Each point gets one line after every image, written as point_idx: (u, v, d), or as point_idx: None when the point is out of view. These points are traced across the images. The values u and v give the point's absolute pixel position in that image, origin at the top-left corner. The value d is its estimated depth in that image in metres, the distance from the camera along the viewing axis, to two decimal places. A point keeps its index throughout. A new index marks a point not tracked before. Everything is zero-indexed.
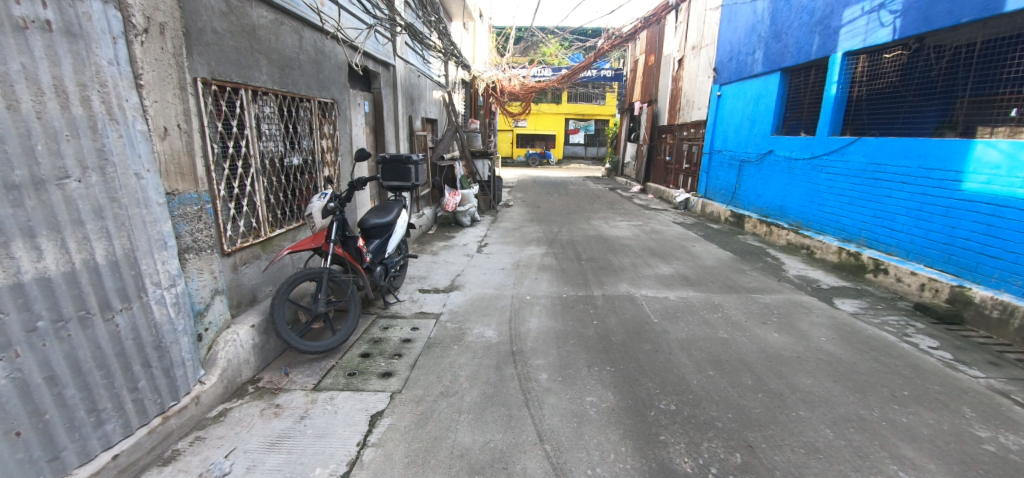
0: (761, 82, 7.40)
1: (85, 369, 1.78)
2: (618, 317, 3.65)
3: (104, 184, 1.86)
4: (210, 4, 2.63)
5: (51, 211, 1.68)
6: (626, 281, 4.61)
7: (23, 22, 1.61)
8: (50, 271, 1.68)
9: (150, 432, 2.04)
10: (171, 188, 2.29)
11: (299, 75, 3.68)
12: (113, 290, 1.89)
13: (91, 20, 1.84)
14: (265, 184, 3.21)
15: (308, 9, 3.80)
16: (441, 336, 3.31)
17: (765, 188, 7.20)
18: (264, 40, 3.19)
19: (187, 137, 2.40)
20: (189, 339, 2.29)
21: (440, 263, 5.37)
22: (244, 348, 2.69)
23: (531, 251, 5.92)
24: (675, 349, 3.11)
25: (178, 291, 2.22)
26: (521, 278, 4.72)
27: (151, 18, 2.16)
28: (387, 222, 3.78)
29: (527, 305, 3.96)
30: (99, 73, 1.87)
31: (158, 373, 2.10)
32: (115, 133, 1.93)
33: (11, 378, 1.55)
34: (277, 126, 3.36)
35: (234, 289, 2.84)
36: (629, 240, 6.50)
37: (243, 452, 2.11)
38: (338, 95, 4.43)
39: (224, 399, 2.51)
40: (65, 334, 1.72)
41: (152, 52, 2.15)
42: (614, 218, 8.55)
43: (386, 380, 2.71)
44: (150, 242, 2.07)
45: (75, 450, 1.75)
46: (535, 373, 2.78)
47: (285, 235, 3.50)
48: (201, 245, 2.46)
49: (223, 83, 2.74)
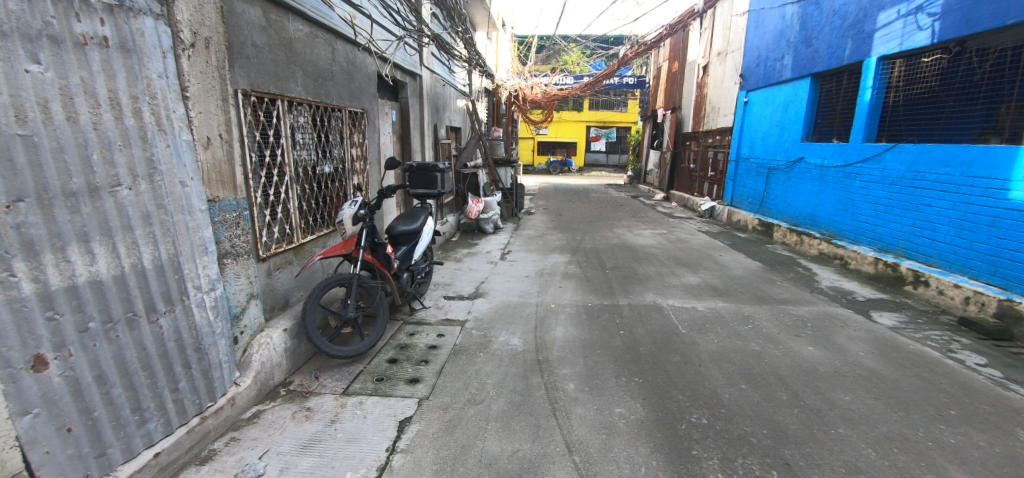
0: (791, 88, 7.21)
1: (131, 368, 1.86)
2: (645, 327, 3.59)
3: (152, 191, 1.95)
4: (250, 19, 2.75)
5: (105, 217, 1.76)
6: (652, 290, 4.54)
7: (83, 39, 1.71)
8: (103, 274, 1.76)
9: (189, 431, 2.10)
10: (212, 196, 2.37)
11: (332, 86, 3.79)
12: (158, 293, 1.98)
13: (143, 37, 1.95)
14: (298, 192, 3.30)
15: (340, 22, 3.92)
16: (466, 344, 3.32)
17: (795, 196, 7.00)
18: (300, 53, 3.30)
19: (227, 146, 2.49)
20: (226, 342, 2.36)
21: (464, 270, 5.40)
22: (277, 351, 2.76)
23: (554, 259, 5.90)
24: (705, 361, 3.03)
25: (216, 295, 2.30)
26: (545, 286, 4.70)
27: (197, 34, 2.26)
28: (415, 229, 3.82)
29: (553, 313, 3.94)
30: (149, 86, 1.96)
31: (197, 374, 2.18)
32: (163, 144, 2.02)
33: (65, 376, 1.63)
34: (310, 135, 3.46)
35: (268, 294, 2.92)
36: (654, 249, 6.40)
37: (276, 454, 2.15)
38: (368, 105, 4.53)
39: (258, 401, 2.57)
40: (114, 335, 1.79)
41: (198, 65, 2.26)
42: (638, 226, 8.44)
43: (413, 386, 2.73)
44: (193, 248, 2.15)
45: (121, 448, 1.82)
46: (563, 382, 2.76)
47: (316, 241, 3.58)
48: (238, 251, 2.54)
49: (261, 94, 2.84)
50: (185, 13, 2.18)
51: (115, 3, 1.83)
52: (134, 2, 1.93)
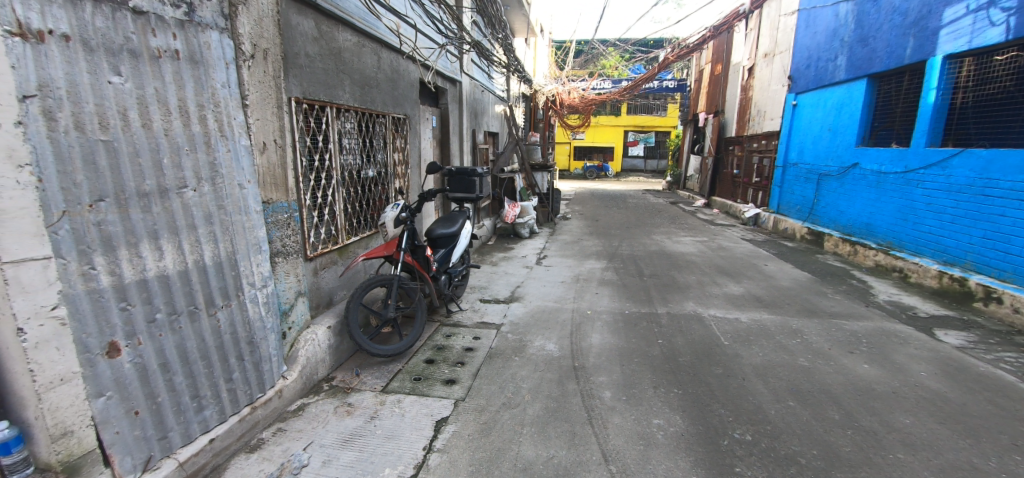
0: (845, 90, 6.85)
1: (192, 358, 1.99)
2: (685, 337, 3.49)
3: (214, 193, 2.09)
4: (304, 31, 2.90)
5: (172, 216, 1.90)
6: (693, 299, 4.41)
7: (158, 52, 1.86)
8: (169, 269, 1.90)
9: (240, 420, 2.22)
10: (267, 198, 2.51)
11: (377, 93, 3.93)
12: (217, 288, 2.11)
13: (209, 49, 2.10)
14: (344, 195, 3.43)
15: (386, 31, 4.07)
16: (502, 347, 3.34)
17: (848, 204, 6.63)
18: (348, 61, 3.44)
19: (281, 151, 2.63)
20: (275, 337, 2.49)
21: (500, 274, 5.43)
22: (321, 347, 2.87)
23: (590, 265, 5.84)
24: (749, 375, 2.92)
25: (268, 291, 2.43)
26: (581, 292, 4.66)
27: (257, 46, 2.41)
28: (453, 232, 3.87)
29: (589, 319, 3.90)
30: (213, 95, 2.11)
31: (249, 366, 2.30)
32: (225, 149, 2.17)
33: (135, 363, 1.76)
34: (355, 140, 3.59)
35: (314, 292, 3.05)
36: (695, 257, 6.22)
37: (320, 447, 2.24)
38: (410, 111, 4.66)
39: (303, 395, 2.69)
40: (177, 326, 1.93)
41: (257, 75, 2.40)
42: (677, 233, 8.23)
43: (450, 387, 2.77)
44: (248, 246, 2.29)
45: (180, 432, 1.95)
46: (599, 390, 2.73)
47: (360, 242, 3.70)
48: (288, 250, 2.66)
49: (313, 102, 2.99)
50: (247, 27, 2.33)
51: (186, 19, 1.98)
52: (202, 17, 2.08)
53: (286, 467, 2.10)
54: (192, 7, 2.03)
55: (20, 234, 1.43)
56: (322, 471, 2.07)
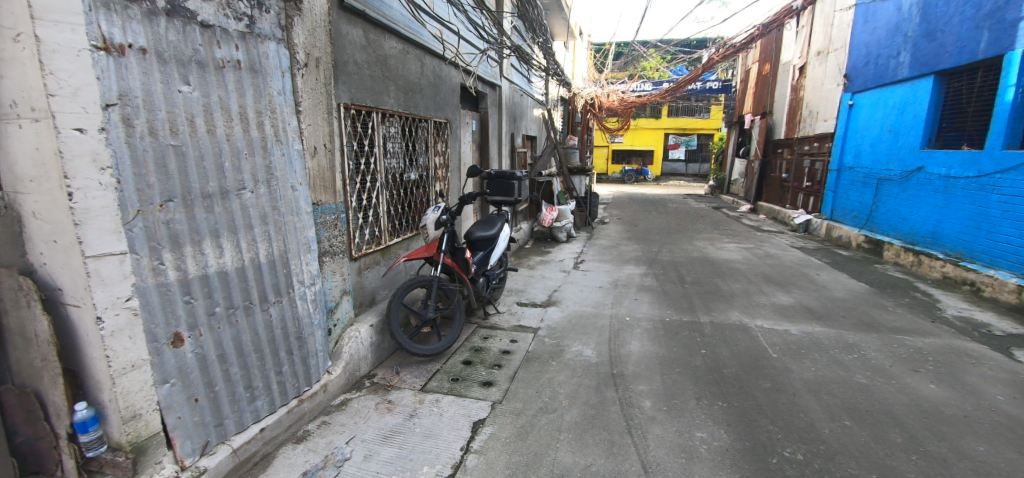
0: (909, 88, 6.41)
1: (246, 350, 2.11)
2: (730, 348, 3.36)
3: (269, 195, 2.21)
4: (353, 39, 3.01)
5: (231, 216, 2.03)
6: (738, 308, 4.24)
7: (222, 63, 1.99)
8: (228, 266, 2.01)
9: (288, 411, 2.33)
10: (317, 199, 2.62)
11: (420, 98, 4.02)
12: (270, 285, 2.23)
13: (267, 59, 2.22)
14: (387, 197, 3.53)
15: (429, 38, 4.17)
16: (539, 351, 3.33)
17: (912, 211, 6.19)
18: (393, 68, 3.55)
19: (330, 155, 2.74)
20: (321, 333, 2.59)
21: (537, 277, 5.42)
22: (364, 344, 2.96)
23: (629, 270, 5.73)
24: (801, 390, 2.77)
25: (315, 289, 2.54)
26: (619, 298, 4.58)
27: (310, 54, 2.53)
28: (492, 235, 3.89)
29: (628, 326, 3.82)
30: (270, 102, 2.24)
31: (297, 360, 2.41)
32: (279, 153, 2.29)
33: (196, 353, 1.88)
34: (399, 145, 3.69)
35: (358, 291, 3.15)
36: (740, 265, 5.97)
37: (362, 441, 2.31)
38: (451, 115, 4.74)
39: (346, 390, 2.78)
40: (234, 319, 2.04)
41: (310, 82, 2.52)
42: (721, 239, 7.95)
43: (487, 389, 2.79)
44: (299, 246, 2.41)
45: (235, 420, 2.06)
46: (638, 399, 2.67)
47: (402, 243, 3.80)
48: (334, 250, 2.77)
49: (360, 107, 3.10)
50: (301, 37, 2.45)
51: (247, 31, 2.11)
52: (261, 29, 2.21)
53: (330, 459, 2.17)
54: (253, 20, 2.16)
55: (101, 231, 1.56)
56: (364, 465, 2.13)
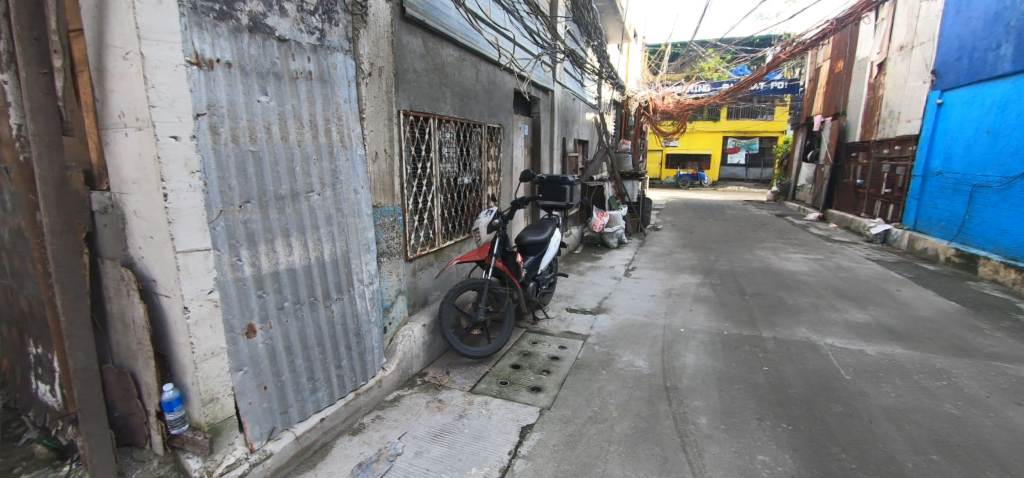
0: (1011, 84, 5.75)
1: (310, 344, 2.23)
2: (796, 367, 3.14)
3: (333, 198, 2.34)
4: (413, 49, 3.13)
5: (301, 217, 2.16)
6: (804, 324, 3.96)
7: (295, 74, 2.13)
8: (296, 264, 2.15)
9: (346, 404, 2.44)
10: (376, 202, 2.74)
11: (475, 104, 4.10)
12: (332, 283, 2.35)
13: (335, 70, 2.36)
14: (442, 200, 3.63)
15: (484, 44, 4.25)
16: (589, 359, 3.28)
17: (1013, 222, 5.54)
18: (450, 75, 3.65)
19: (390, 160, 2.85)
20: (378, 330, 2.70)
21: (587, 283, 5.35)
22: (417, 343, 3.05)
23: (683, 279, 5.53)
24: (878, 418, 2.54)
25: (373, 288, 2.66)
26: (673, 308, 4.43)
27: (374, 64, 2.66)
28: (543, 240, 3.88)
29: (682, 338, 3.68)
30: (337, 110, 2.37)
31: (355, 356, 2.53)
32: (344, 158, 2.42)
33: (266, 344, 2.02)
34: (454, 149, 3.78)
35: (412, 291, 3.25)
36: (807, 277, 5.58)
37: (413, 438, 2.37)
38: (505, 120, 4.80)
39: (399, 387, 2.87)
40: (300, 314, 2.17)
41: (373, 91, 2.65)
42: (785, 248, 7.48)
43: (536, 394, 2.78)
44: (359, 246, 2.53)
45: (298, 410, 2.18)
46: (694, 415, 2.56)
47: (454, 246, 3.88)
48: (391, 251, 2.88)
49: (418, 114, 3.21)
50: (366, 47, 2.59)
51: (318, 44, 2.25)
52: (331, 42, 2.35)
53: (383, 453, 2.25)
54: (324, 33, 2.30)
55: (190, 229, 1.72)
56: (415, 462, 2.19)
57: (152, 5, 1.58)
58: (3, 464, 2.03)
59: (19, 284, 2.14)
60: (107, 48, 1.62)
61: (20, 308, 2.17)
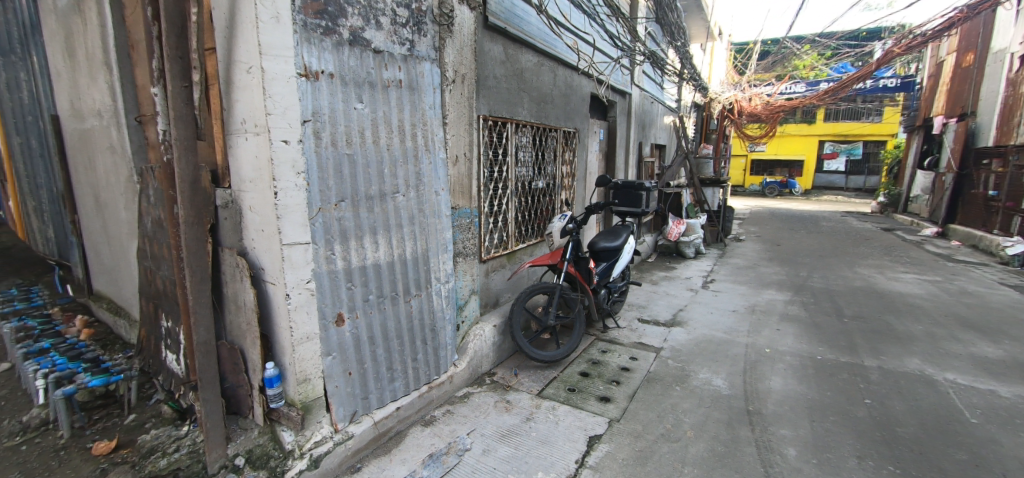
0: None
1: (390, 336, 2.37)
2: (906, 403, 2.79)
3: (417, 199, 2.48)
4: (494, 55, 3.22)
5: (387, 216, 2.31)
6: (917, 354, 3.50)
7: (388, 83, 2.28)
8: (381, 260, 2.29)
9: (419, 396, 2.56)
10: (455, 204, 2.85)
11: (552, 109, 4.12)
12: (412, 280, 2.49)
13: (422, 78, 2.49)
14: (516, 204, 3.69)
15: (563, 49, 4.26)
16: (662, 373, 3.15)
17: None
18: (528, 80, 3.69)
19: (469, 163, 2.95)
20: (451, 327, 2.80)
21: (661, 294, 5.14)
22: (487, 343, 3.12)
23: (769, 295, 5.12)
24: (1014, 471, 2.18)
25: (449, 287, 2.77)
26: (757, 326, 4.12)
27: (457, 71, 2.78)
28: (617, 247, 3.79)
29: (768, 359, 3.41)
30: (423, 116, 2.50)
31: (430, 350, 2.64)
32: (427, 161, 2.54)
33: (352, 333, 2.18)
34: (529, 153, 3.83)
35: (485, 292, 3.33)
36: (921, 302, 4.92)
37: (481, 435, 2.43)
38: (580, 125, 4.76)
39: (469, 384, 2.96)
40: (383, 306, 2.32)
41: (456, 97, 2.77)
42: (893, 267, 6.65)
43: (604, 405, 2.72)
44: (437, 245, 2.64)
45: (377, 397, 2.33)
46: (780, 445, 2.36)
47: (527, 249, 3.92)
48: (467, 252, 2.97)
49: (497, 118, 3.29)
50: (451, 56, 2.71)
51: (408, 54, 2.39)
52: (420, 51, 2.48)
53: (452, 447, 2.33)
54: (414, 44, 2.44)
55: (295, 224, 1.90)
56: (483, 460, 2.24)
57: (272, 24, 1.77)
58: (139, 419, 2.45)
59: (156, 266, 2.50)
60: (234, 63, 1.84)
61: (156, 286, 2.54)
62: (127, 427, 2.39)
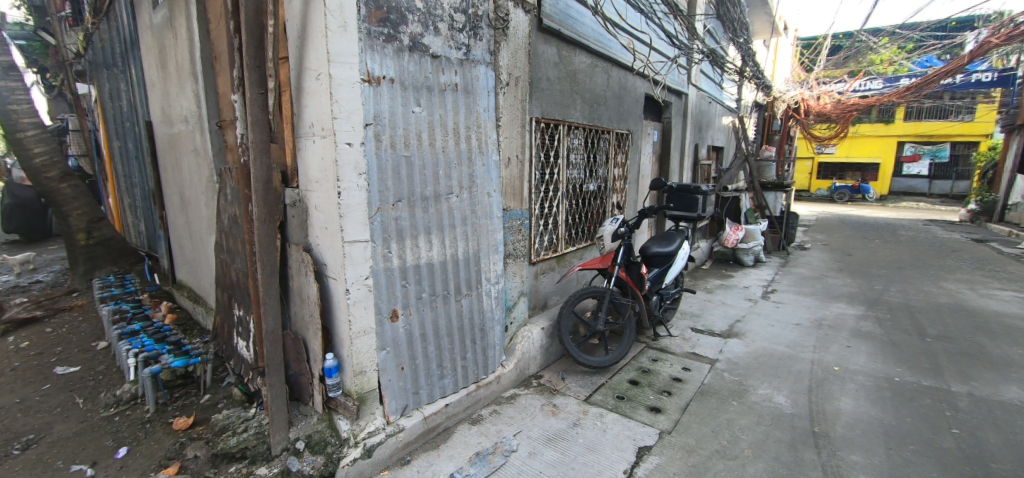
0: None
1: (441, 334, 2.43)
2: (1002, 435, 2.50)
3: (470, 200, 2.52)
4: (548, 58, 3.22)
5: (441, 216, 2.36)
6: (1015, 382, 3.13)
7: (444, 87, 2.34)
8: (434, 259, 2.35)
9: (467, 394, 2.60)
10: (507, 206, 2.87)
11: (605, 110, 4.06)
12: (464, 280, 2.53)
13: (478, 81, 2.53)
14: (567, 206, 3.66)
15: (618, 48, 4.19)
16: (717, 386, 3.01)
17: None
18: (582, 82, 3.66)
19: (521, 165, 2.97)
20: (500, 328, 2.83)
21: (716, 303, 4.92)
22: (535, 345, 3.12)
23: (838, 308, 4.77)
24: None
25: (499, 288, 2.79)
26: (824, 341, 3.84)
27: (511, 74, 2.80)
28: (670, 252, 3.67)
29: (836, 377, 3.17)
30: (477, 119, 2.54)
31: (479, 349, 2.68)
32: (480, 164, 2.58)
33: (406, 329, 2.25)
34: (581, 156, 3.79)
35: (534, 294, 3.33)
36: (1020, 322, 4.39)
37: (528, 438, 2.43)
38: (634, 126, 4.66)
39: (516, 385, 2.97)
40: (435, 304, 2.38)
41: (509, 100, 2.79)
42: (986, 282, 5.99)
43: (655, 415, 2.64)
44: (488, 246, 2.67)
45: (427, 392, 2.39)
46: (851, 473, 2.19)
47: (577, 253, 3.89)
48: (517, 253, 2.99)
49: (549, 121, 3.29)
50: (506, 59, 2.74)
51: (464, 58, 2.44)
52: (475, 55, 2.53)
53: (498, 447, 2.34)
54: (469, 48, 2.49)
55: (356, 223, 1.99)
56: (529, 462, 2.24)
57: (340, 33, 1.87)
58: (213, 399, 2.67)
59: (231, 259, 2.71)
60: (305, 71, 1.96)
61: (230, 278, 2.75)
62: (203, 406, 2.61)
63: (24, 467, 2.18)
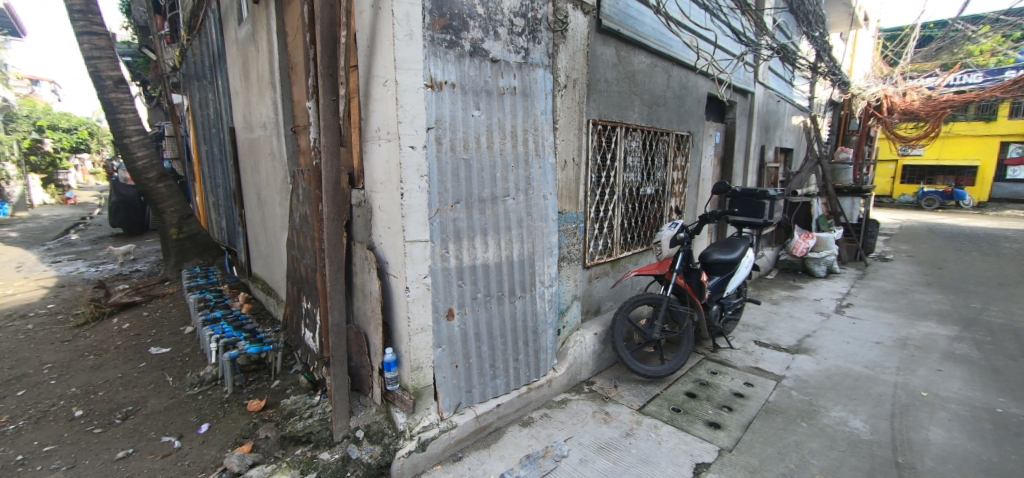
0: None
1: (495, 334, 2.46)
2: None
3: (526, 203, 2.53)
4: (606, 59, 3.17)
5: (497, 218, 2.39)
6: None
7: (503, 90, 2.37)
8: (490, 260, 2.38)
9: (519, 395, 2.60)
10: (562, 209, 2.85)
11: (665, 111, 3.93)
12: (518, 282, 2.55)
13: (536, 84, 2.54)
14: (623, 210, 3.58)
15: (679, 47, 4.04)
16: (784, 405, 2.83)
17: None
18: (640, 83, 3.57)
19: (577, 168, 2.94)
20: (552, 331, 2.82)
21: (783, 316, 4.61)
22: (587, 350, 3.08)
23: (926, 327, 4.31)
24: None
25: (552, 291, 2.78)
26: (910, 362, 3.49)
27: (569, 76, 2.79)
28: (733, 260, 3.46)
29: (924, 404, 2.88)
30: (535, 122, 2.55)
31: (531, 352, 2.68)
32: (537, 166, 2.58)
33: (461, 327, 2.30)
34: (639, 158, 3.70)
35: (587, 299, 3.29)
36: None
37: (579, 444, 2.40)
38: (695, 127, 4.47)
39: (567, 390, 2.95)
40: (489, 305, 2.41)
41: (566, 102, 2.78)
42: None
43: (714, 431, 2.52)
44: (543, 249, 2.67)
45: (479, 391, 2.42)
46: None
47: (632, 258, 3.79)
48: (570, 257, 2.96)
49: (606, 123, 3.23)
50: (564, 62, 2.73)
51: (523, 62, 2.46)
52: (534, 58, 2.53)
53: (549, 451, 2.33)
54: (528, 51, 2.50)
55: (416, 223, 2.06)
56: (580, 469, 2.22)
57: (406, 40, 1.95)
58: (282, 385, 2.86)
59: (301, 255, 2.89)
60: (373, 77, 2.06)
61: (300, 272, 2.94)
62: (273, 391, 2.81)
63: (124, 435, 2.45)
